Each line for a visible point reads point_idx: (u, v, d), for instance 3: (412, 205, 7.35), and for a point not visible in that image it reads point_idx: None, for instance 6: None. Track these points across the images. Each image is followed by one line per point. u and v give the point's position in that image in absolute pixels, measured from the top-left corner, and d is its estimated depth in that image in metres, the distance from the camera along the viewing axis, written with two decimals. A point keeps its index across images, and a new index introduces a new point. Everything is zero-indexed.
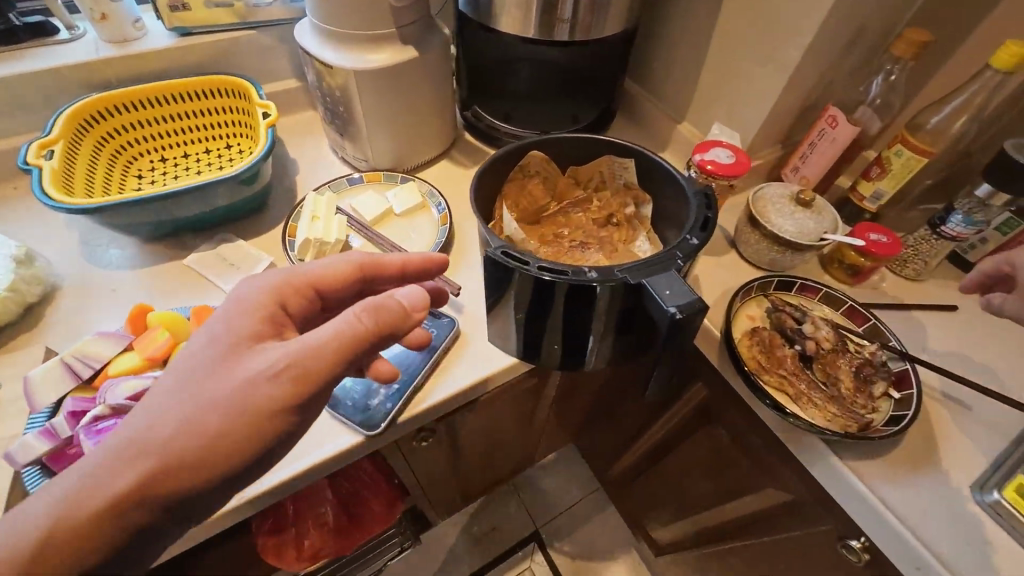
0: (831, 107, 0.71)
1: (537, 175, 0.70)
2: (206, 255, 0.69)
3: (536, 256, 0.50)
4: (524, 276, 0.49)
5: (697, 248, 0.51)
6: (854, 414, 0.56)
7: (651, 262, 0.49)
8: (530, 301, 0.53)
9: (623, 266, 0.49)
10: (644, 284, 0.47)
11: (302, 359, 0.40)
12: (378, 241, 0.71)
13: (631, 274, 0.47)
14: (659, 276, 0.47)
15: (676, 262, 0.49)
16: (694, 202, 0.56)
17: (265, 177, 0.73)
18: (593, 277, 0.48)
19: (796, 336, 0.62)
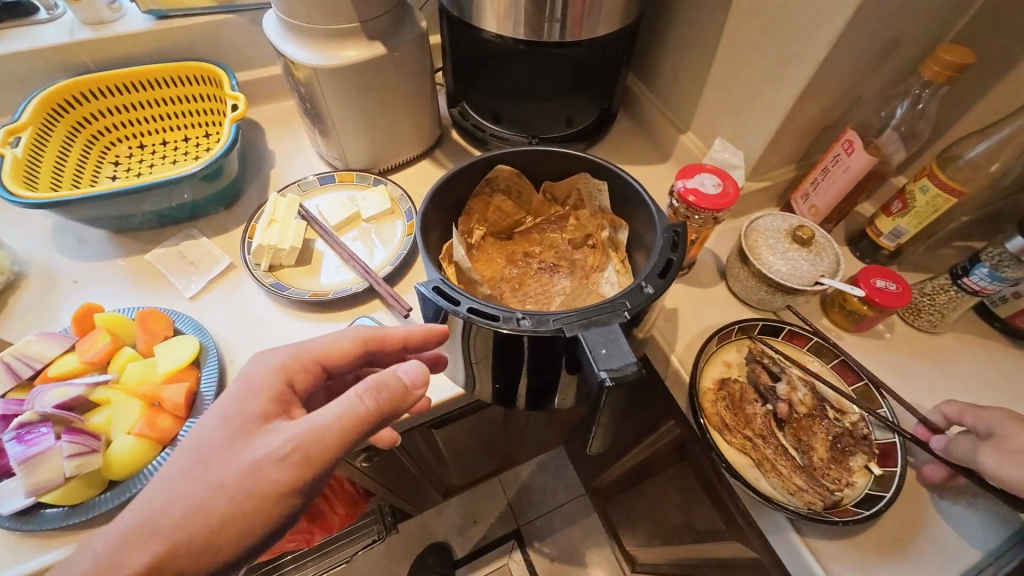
0: (848, 130, 0.62)
1: (506, 190, 0.65)
2: (167, 252, 0.69)
3: (469, 296, 0.47)
4: (453, 318, 0.45)
5: (650, 298, 0.45)
6: (821, 490, 0.50)
7: (594, 312, 0.44)
8: (465, 339, 0.49)
9: (560, 315, 0.45)
10: (579, 339, 0.42)
11: (308, 442, 0.39)
12: (337, 248, 0.68)
13: (567, 325, 0.43)
14: (596, 331, 0.42)
15: (622, 314, 0.44)
16: (660, 240, 0.50)
17: (230, 171, 0.71)
18: (525, 326, 0.44)
19: (770, 395, 0.56)
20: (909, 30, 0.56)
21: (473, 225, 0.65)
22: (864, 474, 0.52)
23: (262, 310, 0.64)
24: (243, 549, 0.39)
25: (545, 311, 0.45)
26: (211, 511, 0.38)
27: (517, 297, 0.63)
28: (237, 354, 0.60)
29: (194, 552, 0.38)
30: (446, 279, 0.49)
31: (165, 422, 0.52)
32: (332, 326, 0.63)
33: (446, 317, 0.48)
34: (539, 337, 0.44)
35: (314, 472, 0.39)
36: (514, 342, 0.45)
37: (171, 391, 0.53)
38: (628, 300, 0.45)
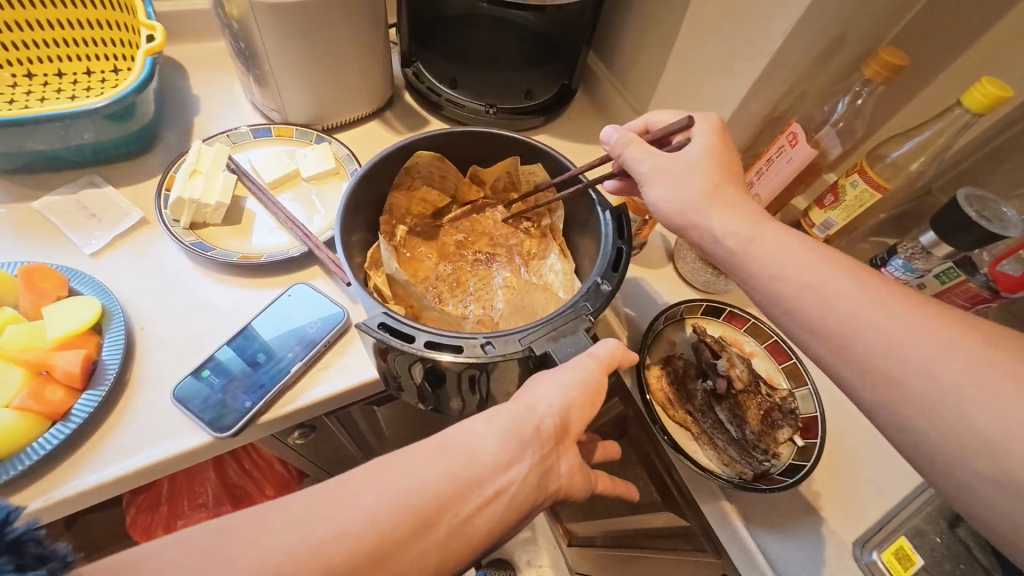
0: (793, 123, 0.64)
1: (430, 177, 0.59)
2: (61, 202, 0.59)
3: (422, 327, 0.42)
4: (408, 356, 0.40)
5: (609, 295, 0.44)
6: (752, 461, 0.53)
7: (558, 320, 0.42)
8: (391, 365, 0.44)
9: (522, 333, 0.41)
10: (549, 353, 0.41)
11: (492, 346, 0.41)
12: (272, 208, 0.61)
13: (535, 343, 0.41)
14: (566, 343, 0.41)
15: (585, 320, 0.42)
16: (606, 228, 0.50)
17: (143, 112, 0.62)
18: (492, 356, 0.40)
19: (711, 372, 0.58)
20: (851, 31, 0.59)
21: (396, 222, 0.60)
22: (788, 445, 0.55)
23: (182, 272, 0.57)
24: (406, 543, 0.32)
25: (507, 330, 0.42)
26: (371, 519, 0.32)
27: (455, 297, 0.59)
28: (148, 319, 0.53)
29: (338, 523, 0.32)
30: (391, 310, 0.43)
31: (54, 393, 0.45)
32: (263, 293, 0.57)
33: (395, 355, 0.42)
34: (507, 360, 0.41)
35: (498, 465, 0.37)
36: (484, 372, 0.42)
37: (63, 357, 0.46)
38: (589, 302, 0.43)
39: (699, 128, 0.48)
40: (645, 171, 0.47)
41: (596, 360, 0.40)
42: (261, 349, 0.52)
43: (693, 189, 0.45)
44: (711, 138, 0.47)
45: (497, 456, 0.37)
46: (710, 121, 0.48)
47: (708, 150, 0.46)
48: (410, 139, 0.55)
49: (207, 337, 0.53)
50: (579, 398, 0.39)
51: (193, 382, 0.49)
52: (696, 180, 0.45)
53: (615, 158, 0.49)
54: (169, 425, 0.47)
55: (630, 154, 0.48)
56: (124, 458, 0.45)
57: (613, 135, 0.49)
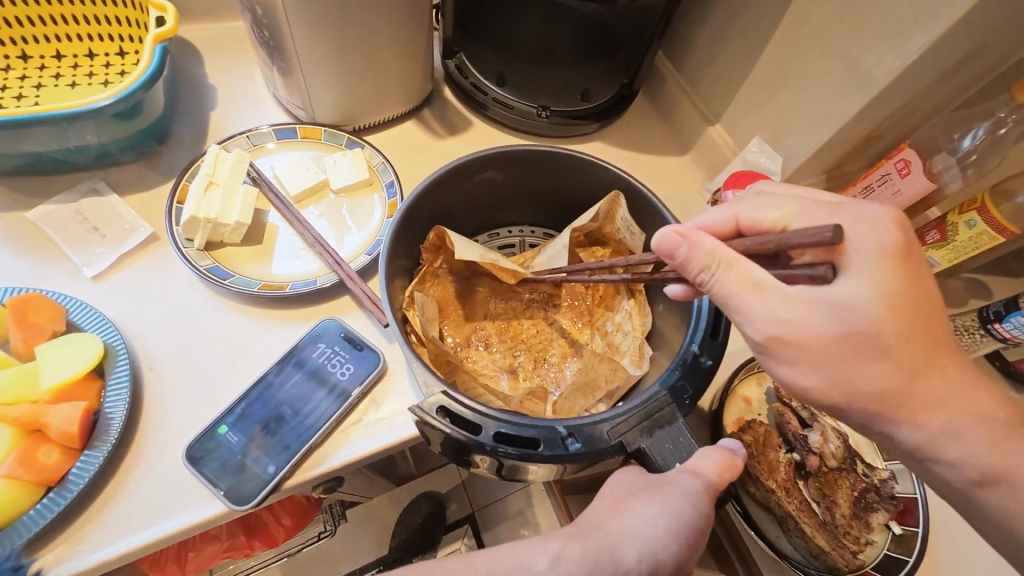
0: (904, 147, 0.55)
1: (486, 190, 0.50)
2: (59, 211, 0.52)
3: (487, 411, 0.34)
4: (472, 449, 0.33)
5: (708, 373, 0.37)
6: (845, 554, 0.46)
7: (651, 406, 0.35)
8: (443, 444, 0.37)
9: (609, 422, 0.34)
10: (643, 450, 0.34)
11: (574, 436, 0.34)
12: (298, 228, 0.54)
13: (627, 437, 0.34)
14: (662, 437, 0.34)
15: (684, 405, 0.35)
16: (699, 282, 0.41)
17: (152, 109, 0.53)
18: (573, 450, 0.33)
19: (797, 445, 0.50)
20: (995, 44, 0.49)
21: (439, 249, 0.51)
22: (882, 531, 0.48)
23: (195, 301, 0.50)
24: None
25: (590, 416, 0.35)
26: None
27: (504, 342, 0.51)
28: (157, 358, 0.46)
29: None
30: (448, 383, 0.35)
31: (48, 456, 0.38)
32: (287, 328, 0.50)
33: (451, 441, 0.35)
34: (593, 459, 0.33)
35: None
36: (561, 468, 0.34)
37: (58, 414, 0.39)
38: (687, 383, 0.36)
39: (856, 251, 0.34)
40: (755, 320, 0.35)
41: (705, 483, 0.33)
42: (285, 399, 0.45)
43: (811, 362, 0.35)
44: (878, 272, 0.33)
45: None
46: (871, 235, 0.34)
47: (871, 291, 0.33)
48: (465, 156, 0.47)
49: (223, 381, 0.46)
50: (681, 537, 0.33)
51: (209, 439, 0.43)
52: (830, 334, 0.34)
53: (689, 272, 0.36)
54: (182, 491, 0.41)
55: (717, 285, 0.35)
56: (130, 531, 0.39)
57: (693, 254, 0.35)
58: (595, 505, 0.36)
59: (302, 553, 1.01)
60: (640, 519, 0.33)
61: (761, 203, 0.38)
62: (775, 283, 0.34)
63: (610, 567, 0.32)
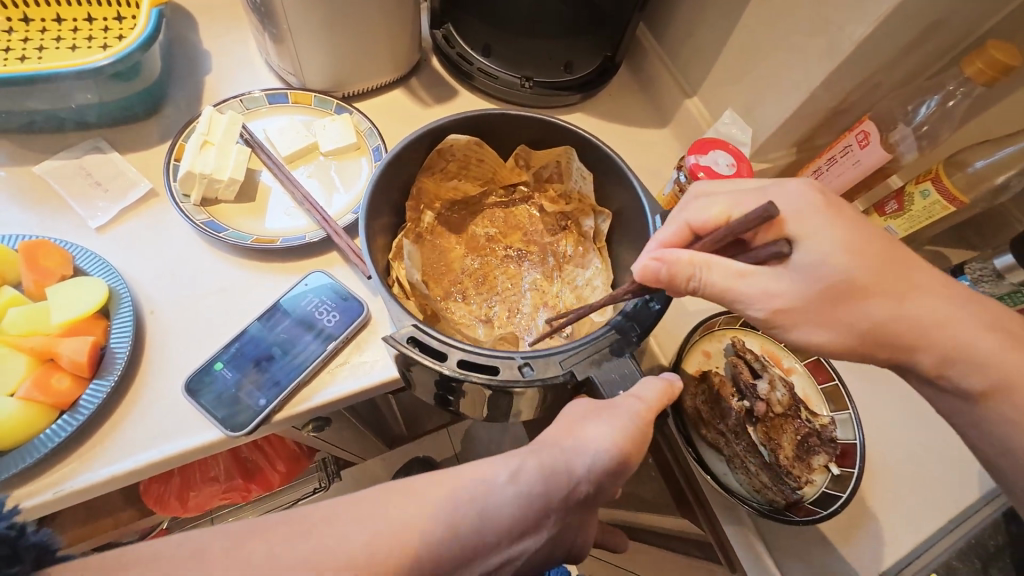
0: (866, 119, 0.57)
1: (464, 158, 0.54)
2: (60, 167, 0.55)
3: (454, 343, 0.38)
4: (437, 375, 0.37)
5: (656, 315, 0.40)
6: (784, 488, 0.51)
7: (602, 340, 0.39)
8: (416, 377, 0.41)
9: (563, 353, 0.38)
10: (591, 378, 0.38)
11: (530, 368, 0.37)
12: (289, 186, 0.57)
13: (577, 367, 0.38)
14: (610, 367, 0.38)
15: (631, 342, 0.39)
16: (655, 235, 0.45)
17: (149, 70, 0.56)
18: (530, 378, 0.37)
19: (748, 392, 0.54)
20: (952, 20, 0.52)
21: (423, 207, 0.55)
22: (822, 473, 0.52)
23: (191, 253, 0.53)
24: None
25: (547, 349, 0.39)
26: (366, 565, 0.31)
27: (481, 295, 0.55)
28: (158, 304, 0.50)
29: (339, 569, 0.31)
30: (419, 320, 0.39)
31: (61, 383, 0.43)
32: (279, 279, 0.54)
33: (424, 372, 0.39)
34: (546, 386, 0.38)
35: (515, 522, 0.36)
36: (519, 395, 0.38)
37: (69, 346, 0.43)
38: (636, 322, 0.40)
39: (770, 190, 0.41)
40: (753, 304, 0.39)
41: (644, 405, 0.37)
42: (275, 342, 0.49)
43: (824, 231, 0.39)
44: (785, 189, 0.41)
45: (518, 519, 0.35)
46: (796, 194, 0.40)
47: (831, 244, 0.39)
48: (445, 119, 0.50)
49: (219, 325, 0.50)
50: (625, 453, 0.37)
51: (205, 374, 0.47)
52: (796, 285, 0.39)
53: (682, 290, 0.39)
54: (182, 420, 0.45)
55: (709, 289, 0.39)
56: (135, 453, 0.44)
57: (674, 266, 0.38)
58: (552, 427, 0.40)
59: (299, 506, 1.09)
60: (594, 435, 0.37)
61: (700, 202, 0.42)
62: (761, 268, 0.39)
63: (561, 477, 0.37)
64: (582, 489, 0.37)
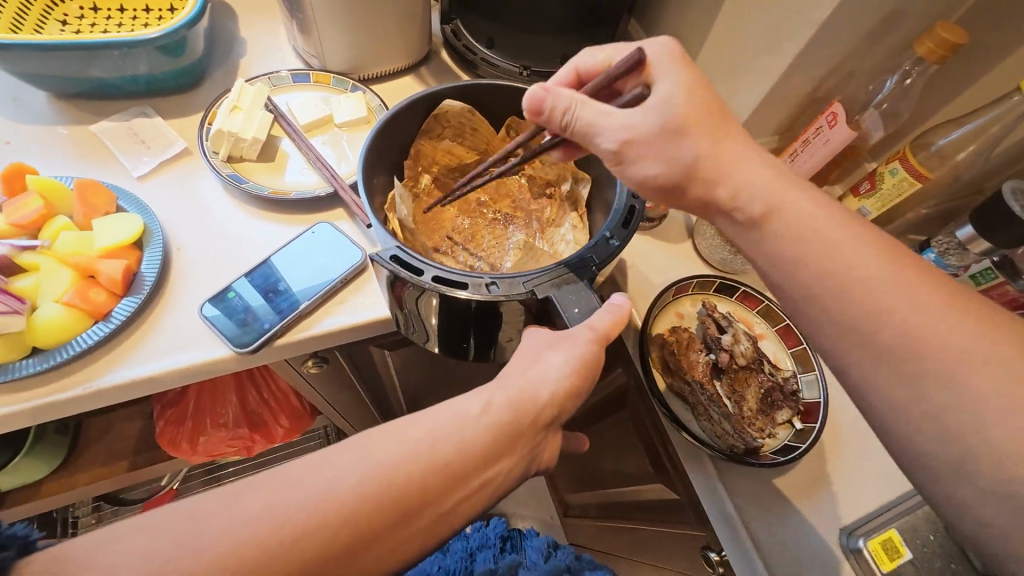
0: (835, 102, 0.62)
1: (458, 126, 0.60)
2: (113, 127, 0.63)
3: (432, 264, 0.43)
4: (414, 289, 0.42)
5: (616, 251, 0.45)
6: (745, 435, 0.53)
7: (563, 267, 0.43)
8: (399, 299, 0.46)
9: (528, 276, 0.43)
10: (550, 298, 0.42)
11: (496, 287, 0.42)
12: (304, 149, 0.64)
13: (538, 287, 0.42)
14: (568, 290, 0.42)
15: (589, 270, 0.43)
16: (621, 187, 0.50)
17: (192, 47, 0.65)
18: (495, 295, 0.42)
19: (713, 346, 0.57)
20: (910, 7, 0.56)
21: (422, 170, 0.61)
22: (786, 427, 0.55)
23: (216, 202, 0.60)
24: (391, 517, 0.35)
25: (514, 274, 0.43)
26: (347, 487, 0.34)
27: (468, 250, 0.60)
28: (184, 242, 0.57)
29: (323, 481, 0.34)
30: (404, 246, 0.45)
31: (98, 296, 0.49)
32: (290, 227, 0.60)
33: (404, 290, 0.44)
34: (509, 302, 0.42)
35: (490, 447, 0.39)
36: (487, 312, 0.43)
37: (107, 266, 0.50)
38: (596, 256, 0.44)
39: (653, 58, 0.44)
40: (608, 126, 0.42)
41: (596, 334, 0.42)
42: (282, 277, 0.55)
43: (699, 90, 0.43)
44: (676, 69, 0.43)
45: (481, 435, 0.39)
46: (658, 42, 0.44)
47: (677, 85, 0.42)
48: (441, 87, 0.57)
49: (235, 262, 0.57)
50: (579, 377, 0.42)
51: (220, 300, 0.53)
52: (659, 119, 0.42)
53: (557, 124, 0.44)
54: (197, 337, 0.52)
55: (583, 112, 0.43)
56: (153, 362, 0.50)
57: (551, 93, 0.43)
58: (514, 361, 0.44)
59: None
60: (553, 364, 0.42)
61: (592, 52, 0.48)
62: (611, 112, 0.43)
63: (523, 391, 0.41)
64: (549, 409, 0.42)
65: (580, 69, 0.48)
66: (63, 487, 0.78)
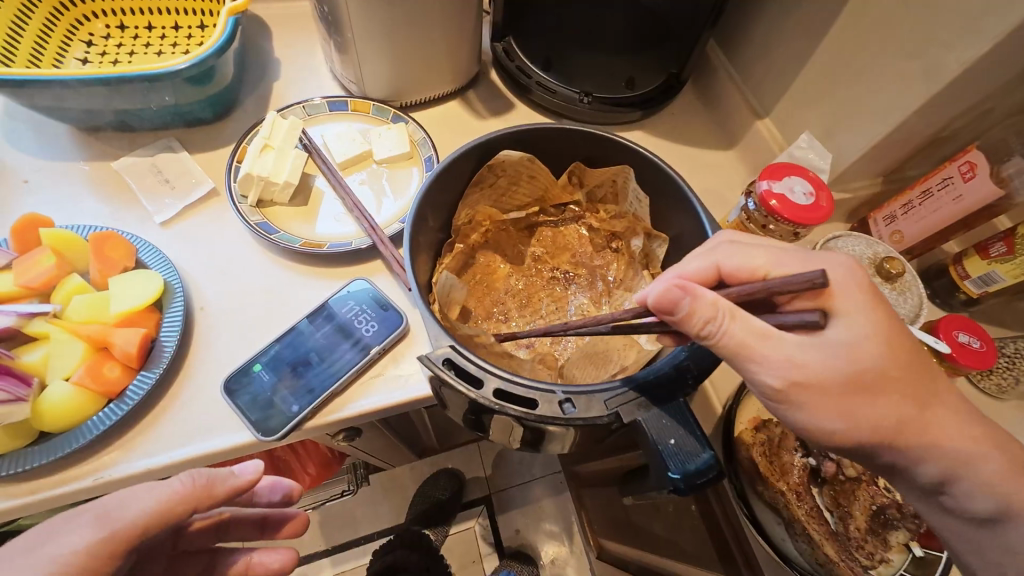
0: (971, 149, 0.51)
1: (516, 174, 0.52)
2: (137, 163, 0.58)
3: (492, 369, 0.36)
4: (471, 403, 0.35)
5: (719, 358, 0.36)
6: (855, 565, 0.44)
7: (654, 381, 0.35)
8: (448, 399, 0.39)
9: (610, 392, 0.35)
10: (638, 422, 0.34)
11: (569, 407, 0.34)
12: (340, 192, 0.57)
13: (623, 409, 0.34)
14: (661, 413, 0.34)
15: (686, 385, 0.35)
16: None
17: (222, 75, 0.58)
18: (569, 416, 0.34)
19: (814, 448, 0.48)
20: None
21: (471, 224, 0.53)
22: (901, 551, 0.46)
23: (244, 252, 0.54)
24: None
25: (592, 385, 0.35)
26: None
27: (524, 316, 0.52)
28: (209, 301, 0.51)
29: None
30: (458, 342, 0.37)
31: (112, 371, 0.44)
32: (324, 284, 0.54)
33: (457, 397, 0.37)
34: (586, 424, 0.34)
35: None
36: (559, 432, 0.35)
37: (122, 336, 0.45)
38: (694, 364, 0.36)
39: (839, 298, 0.36)
40: (761, 374, 0.35)
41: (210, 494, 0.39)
42: (313, 347, 0.49)
43: (889, 329, 0.36)
44: (866, 316, 0.36)
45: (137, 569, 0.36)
46: (841, 266, 0.37)
47: (867, 331, 0.36)
48: (499, 132, 0.49)
49: (262, 326, 0.51)
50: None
51: (245, 375, 0.47)
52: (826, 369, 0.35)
53: (691, 335, 0.34)
54: (221, 417, 0.46)
55: (722, 346, 0.34)
56: (171, 448, 0.44)
57: (695, 307, 0.33)
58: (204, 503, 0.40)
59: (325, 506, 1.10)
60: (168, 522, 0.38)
61: (736, 250, 0.38)
62: (778, 332, 0.34)
63: None
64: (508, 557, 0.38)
65: (721, 266, 0.38)
66: None
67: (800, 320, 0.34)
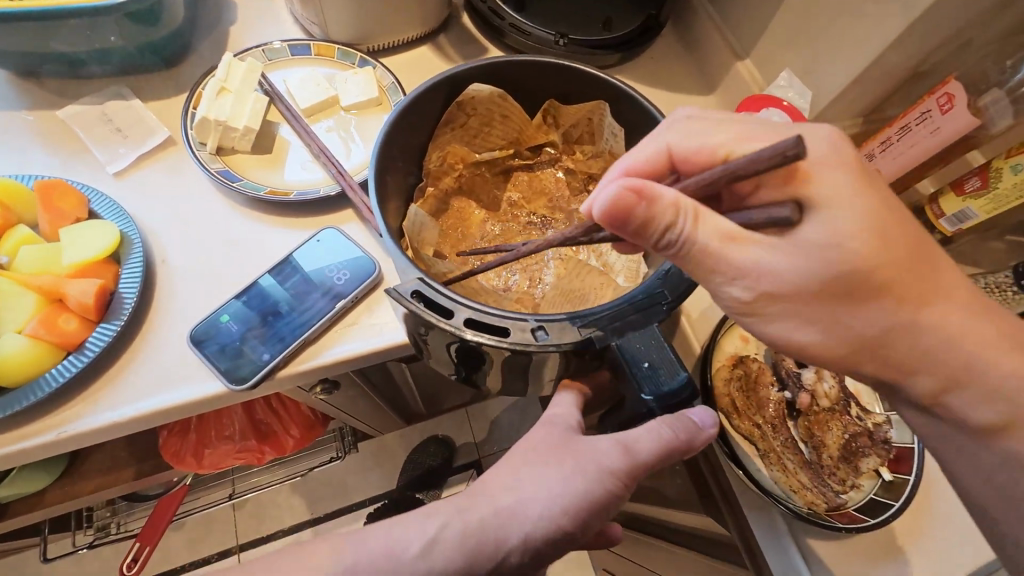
0: (951, 79, 0.49)
1: (487, 113, 0.50)
2: (85, 111, 0.54)
3: (463, 301, 0.35)
4: (441, 334, 0.34)
5: (692, 283, 0.36)
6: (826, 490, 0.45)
7: (628, 307, 0.34)
8: (419, 336, 0.38)
9: (584, 319, 0.34)
10: (612, 348, 0.33)
11: (541, 335, 0.34)
12: (305, 138, 0.54)
13: (597, 335, 0.33)
14: (634, 339, 0.33)
15: (660, 310, 0.34)
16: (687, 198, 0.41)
17: (171, 13, 0.54)
18: (541, 344, 0.33)
19: (790, 382, 0.49)
20: None
21: (442, 168, 0.52)
22: (871, 477, 0.47)
23: (206, 203, 0.52)
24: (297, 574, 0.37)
25: (565, 314, 0.35)
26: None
27: (500, 261, 0.51)
28: (170, 253, 0.49)
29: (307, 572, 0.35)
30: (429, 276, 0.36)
31: (68, 324, 0.42)
32: (292, 233, 0.52)
33: (427, 331, 0.36)
34: (559, 351, 0.34)
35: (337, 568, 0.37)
36: (533, 362, 0.35)
37: (76, 287, 0.43)
38: (668, 290, 0.35)
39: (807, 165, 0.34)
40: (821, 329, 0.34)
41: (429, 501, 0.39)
42: (284, 296, 0.48)
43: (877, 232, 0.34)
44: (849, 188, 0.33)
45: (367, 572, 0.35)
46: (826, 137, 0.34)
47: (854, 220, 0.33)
48: (468, 66, 0.47)
49: (228, 276, 0.49)
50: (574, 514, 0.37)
51: (212, 326, 0.46)
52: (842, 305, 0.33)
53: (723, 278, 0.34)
54: (188, 369, 0.44)
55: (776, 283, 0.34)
56: (137, 400, 0.43)
57: (653, 213, 0.32)
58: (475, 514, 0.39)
59: (314, 473, 1.10)
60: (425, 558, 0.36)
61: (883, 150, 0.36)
62: (750, 237, 0.32)
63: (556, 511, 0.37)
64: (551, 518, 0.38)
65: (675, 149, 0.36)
66: (64, 497, 0.73)
67: (765, 218, 0.31)
